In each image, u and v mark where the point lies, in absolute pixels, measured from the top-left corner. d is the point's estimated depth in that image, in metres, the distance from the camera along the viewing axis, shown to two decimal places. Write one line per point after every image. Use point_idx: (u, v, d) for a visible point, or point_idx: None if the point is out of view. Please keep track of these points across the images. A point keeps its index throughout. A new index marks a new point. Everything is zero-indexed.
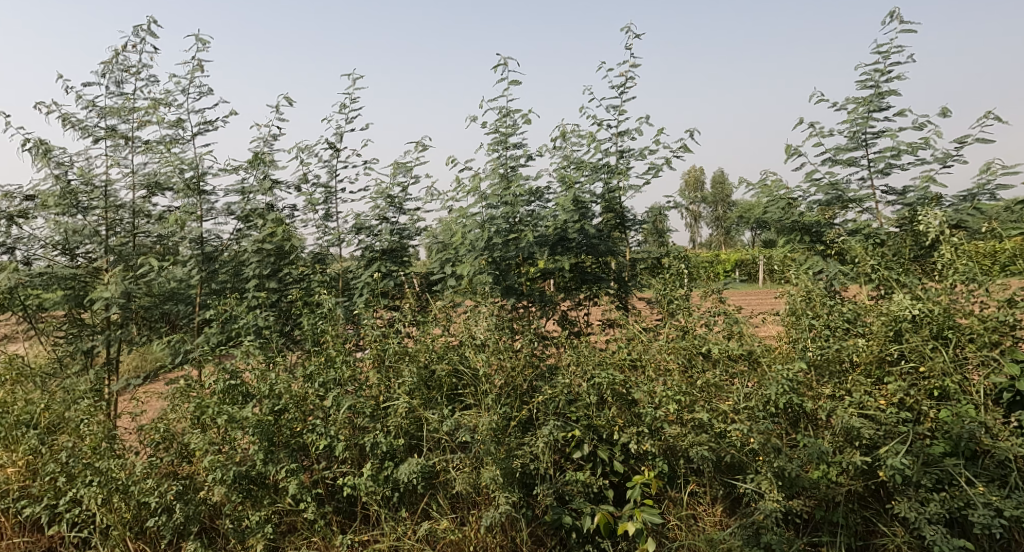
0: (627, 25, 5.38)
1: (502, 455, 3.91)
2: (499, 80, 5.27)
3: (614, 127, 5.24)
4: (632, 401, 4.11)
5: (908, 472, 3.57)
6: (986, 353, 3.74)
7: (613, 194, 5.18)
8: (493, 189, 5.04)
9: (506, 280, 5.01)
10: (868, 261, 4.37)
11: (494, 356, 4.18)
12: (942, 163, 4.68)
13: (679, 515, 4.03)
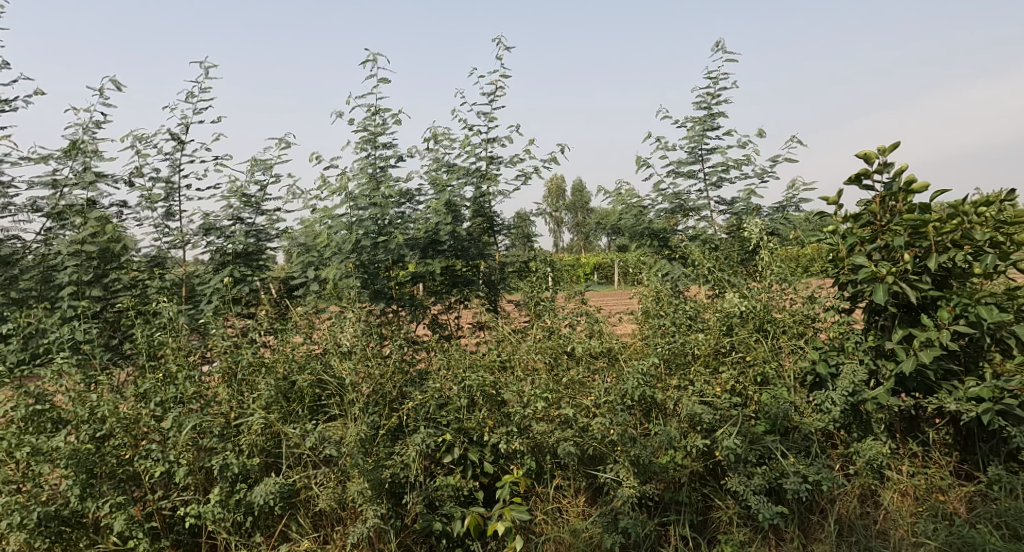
0: (497, 37, 5.60)
1: (370, 467, 3.97)
2: (368, 76, 5.16)
3: (485, 133, 5.43)
4: (502, 401, 4.35)
5: (739, 451, 4.02)
6: (794, 341, 4.39)
7: (484, 199, 5.41)
8: (361, 189, 5.10)
9: (375, 283, 5.06)
10: (704, 264, 4.90)
11: (362, 364, 4.27)
12: (761, 178, 5.32)
13: (545, 509, 4.30)
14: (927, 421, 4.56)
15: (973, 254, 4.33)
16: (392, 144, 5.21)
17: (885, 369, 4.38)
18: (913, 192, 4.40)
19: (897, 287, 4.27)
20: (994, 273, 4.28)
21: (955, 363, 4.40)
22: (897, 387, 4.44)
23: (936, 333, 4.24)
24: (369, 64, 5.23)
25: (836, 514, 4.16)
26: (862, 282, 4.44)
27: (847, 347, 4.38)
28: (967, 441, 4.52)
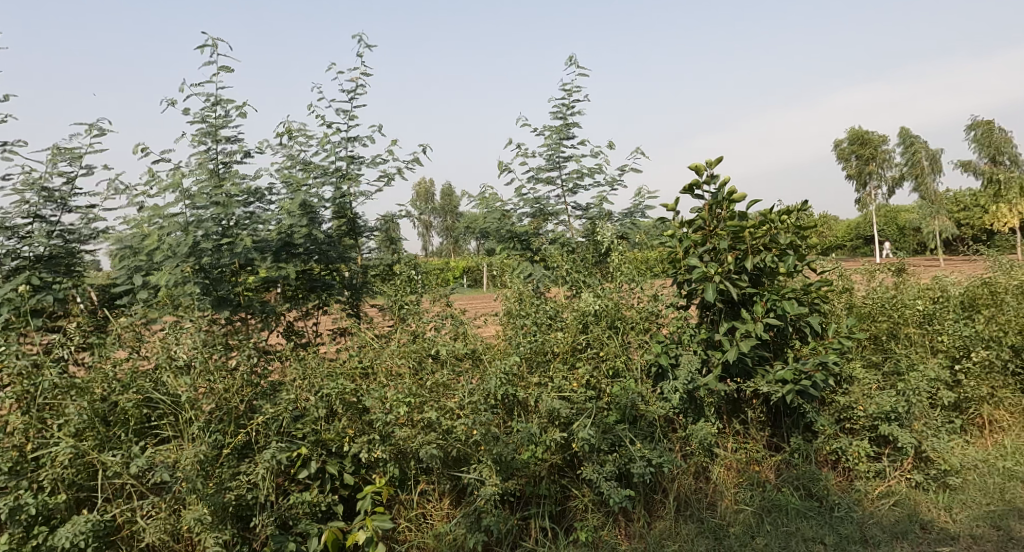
0: (359, 33, 5.44)
1: (211, 490, 3.81)
2: (206, 62, 4.92)
3: (346, 131, 5.34)
4: (363, 409, 4.34)
5: (593, 441, 4.26)
6: (641, 335, 4.79)
7: (343, 199, 5.30)
8: (200, 186, 4.90)
9: (218, 290, 4.88)
10: (563, 265, 5.20)
11: (201, 379, 4.08)
12: (611, 187, 5.69)
13: (409, 517, 4.38)
14: (746, 401, 5.32)
15: (778, 255, 5.03)
16: (235, 139, 5.03)
17: (714, 357, 4.97)
18: (734, 201, 5.06)
19: (722, 285, 4.83)
20: (795, 272, 5.06)
21: (766, 351, 5.18)
22: (722, 373, 5.04)
23: (753, 326, 4.86)
24: (208, 49, 4.90)
25: (675, 493, 4.64)
26: (694, 281, 4.99)
27: (684, 340, 4.85)
28: (776, 418, 5.35)
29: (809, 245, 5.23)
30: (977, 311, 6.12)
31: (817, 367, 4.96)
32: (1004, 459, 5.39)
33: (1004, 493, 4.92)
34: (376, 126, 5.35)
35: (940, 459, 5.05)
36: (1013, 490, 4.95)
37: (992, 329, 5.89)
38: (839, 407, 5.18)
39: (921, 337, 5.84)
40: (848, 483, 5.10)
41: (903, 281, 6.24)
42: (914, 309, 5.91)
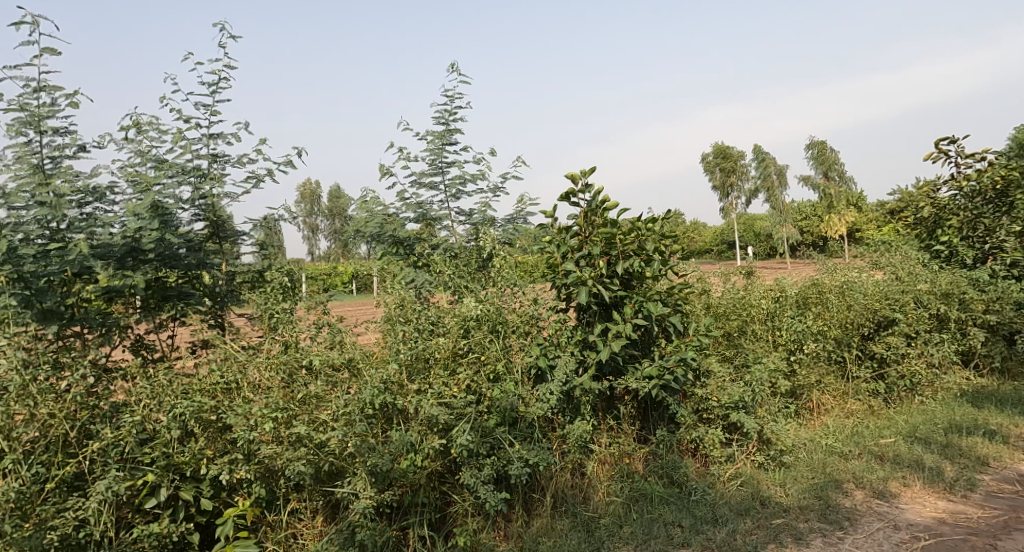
0: (220, 23, 5.16)
1: (30, 532, 3.65)
2: (24, 42, 4.36)
3: (207, 127, 4.99)
4: (224, 427, 4.22)
5: (472, 446, 4.37)
6: (521, 339, 5.10)
7: (202, 199, 4.86)
8: (19, 184, 4.29)
9: (44, 303, 4.26)
10: (445, 271, 5.34)
11: (19, 404, 3.84)
12: (494, 194, 5.85)
13: (277, 538, 4.32)
14: (620, 398, 5.76)
15: (646, 260, 5.44)
16: (64, 131, 4.56)
17: (589, 358, 5.29)
18: (607, 210, 5.42)
19: (594, 288, 5.20)
20: (660, 275, 5.44)
21: (636, 350, 5.60)
22: (597, 372, 5.40)
23: (623, 325, 5.23)
24: (30, 28, 4.39)
25: (552, 490, 4.91)
26: (570, 285, 5.35)
27: (562, 341, 5.19)
28: (645, 412, 5.84)
29: (672, 251, 5.66)
30: (809, 309, 7.11)
31: (678, 362, 5.42)
32: (827, 438, 6.14)
33: (825, 467, 5.60)
34: (241, 123, 5.04)
35: (778, 440, 5.68)
36: (834, 464, 5.64)
37: (820, 324, 6.93)
38: (698, 399, 5.77)
39: (766, 332, 6.61)
40: (704, 468, 5.61)
41: (752, 282, 7.08)
42: (760, 307, 6.69)
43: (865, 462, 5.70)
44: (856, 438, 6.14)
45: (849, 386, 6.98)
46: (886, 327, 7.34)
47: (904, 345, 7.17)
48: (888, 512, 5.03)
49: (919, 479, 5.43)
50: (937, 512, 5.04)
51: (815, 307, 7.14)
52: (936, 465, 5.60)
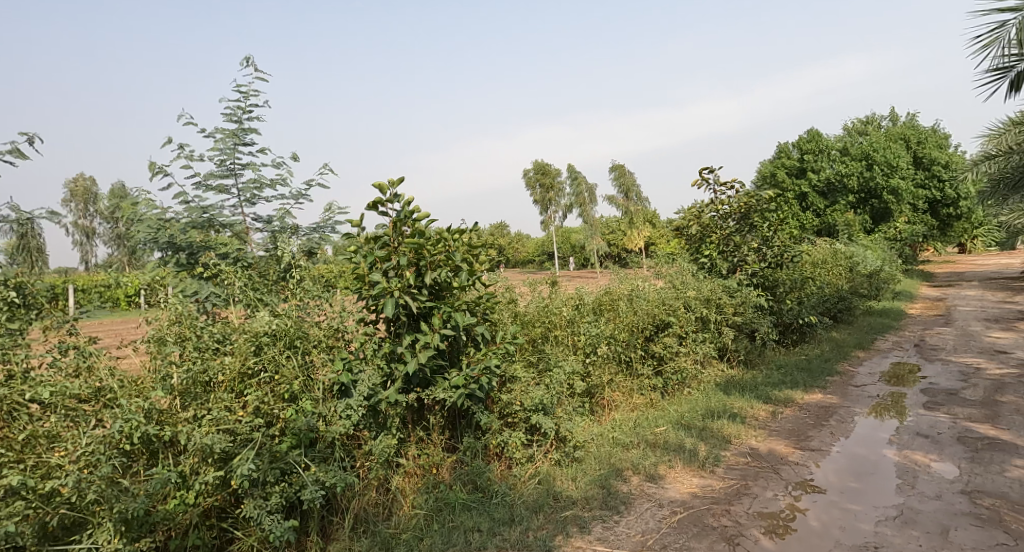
0: None
1: None
2: None
3: None
4: None
5: (256, 474, 4.16)
6: (325, 354, 4.93)
7: None
8: None
9: None
10: (236, 282, 4.89)
11: None
12: (296, 201, 5.60)
13: None
14: (428, 408, 5.74)
15: (453, 270, 5.53)
16: None
17: (397, 371, 5.22)
18: (417, 220, 5.37)
19: (402, 299, 5.14)
20: (466, 286, 5.55)
21: (443, 360, 5.60)
22: (403, 384, 5.36)
23: (432, 336, 5.24)
24: None
25: (352, 512, 4.83)
26: (377, 296, 5.22)
27: (368, 355, 5.14)
28: (453, 421, 5.88)
29: (479, 260, 5.75)
30: (602, 314, 7.70)
31: (482, 371, 5.53)
32: (613, 431, 6.70)
33: (610, 457, 6.15)
34: None
35: (571, 437, 6.08)
36: (617, 454, 6.20)
37: (611, 328, 7.51)
38: (502, 403, 5.94)
39: (566, 337, 7.01)
40: (507, 470, 5.78)
41: (556, 292, 7.41)
42: (560, 314, 7.11)
43: (642, 449, 6.35)
44: (636, 429, 6.80)
45: (635, 383, 7.63)
46: (662, 329, 8.17)
47: (676, 344, 8.04)
48: (655, 492, 5.70)
49: (680, 460, 6.22)
50: (692, 487, 5.81)
51: (608, 312, 7.75)
52: (693, 446, 6.45)
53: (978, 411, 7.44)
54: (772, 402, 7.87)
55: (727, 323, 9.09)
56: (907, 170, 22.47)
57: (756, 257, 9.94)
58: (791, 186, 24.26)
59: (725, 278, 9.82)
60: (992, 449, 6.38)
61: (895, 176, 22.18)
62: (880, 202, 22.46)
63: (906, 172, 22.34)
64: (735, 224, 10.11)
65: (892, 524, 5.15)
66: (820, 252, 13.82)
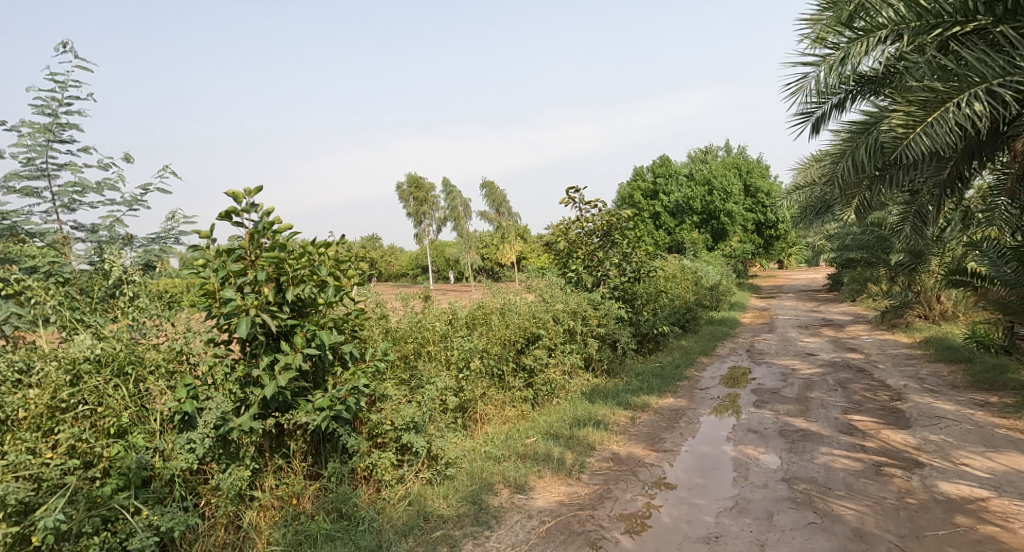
0: None
1: None
2: None
3: None
4: None
5: (66, 526, 3.78)
6: (163, 382, 4.44)
7: None
8: None
9: None
10: (47, 302, 4.27)
11: None
12: (129, 207, 5.00)
13: None
14: (289, 434, 5.29)
15: (318, 285, 5.15)
16: None
17: (252, 396, 4.82)
18: (277, 232, 4.96)
19: (259, 318, 4.76)
20: (333, 303, 5.17)
21: (306, 381, 5.21)
22: (260, 409, 4.94)
23: (293, 357, 4.87)
24: None
25: None
26: (230, 314, 4.77)
27: (218, 380, 4.73)
28: (317, 445, 5.43)
29: (347, 276, 5.41)
30: (475, 328, 7.51)
31: (350, 392, 5.21)
32: (485, 445, 6.56)
33: (482, 472, 5.98)
34: None
35: (443, 455, 5.87)
36: (489, 468, 6.05)
37: (483, 341, 7.36)
38: (372, 424, 5.63)
39: (438, 352, 6.75)
40: (375, 494, 5.49)
41: (428, 307, 7.09)
42: (434, 330, 6.81)
43: (513, 461, 6.24)
44: (507, 441, 6.69)
45: (507, 396, 7.58)
46: (533, 341, 8.16)
47: (546, 356, 8.06)
48: (524, 503, 5.62)
49: (549, 470, 6.18)
50: (559, 496, 5.78)
51: (481, 326, 7.58)
52: (561, 455, 6.43)
53: (793, 406, 8.05)
54: (631, 408, 8.07)
55: (592, 334, 9.26)
56: (739, 195, 24.32)
57: (617, 272, 10.28)
58: (645, 206, 25.48)
59: (590, 291, 10.01)
60: (807, 439, 6.88)
61: (729, 201, 24.03)
62: (718, 223, 24.30)
63: (738, 198, 24.33)
64: (599, 240, 10.42)
65: (730, 514, 5.40)
66: (671, 267, 14.53)
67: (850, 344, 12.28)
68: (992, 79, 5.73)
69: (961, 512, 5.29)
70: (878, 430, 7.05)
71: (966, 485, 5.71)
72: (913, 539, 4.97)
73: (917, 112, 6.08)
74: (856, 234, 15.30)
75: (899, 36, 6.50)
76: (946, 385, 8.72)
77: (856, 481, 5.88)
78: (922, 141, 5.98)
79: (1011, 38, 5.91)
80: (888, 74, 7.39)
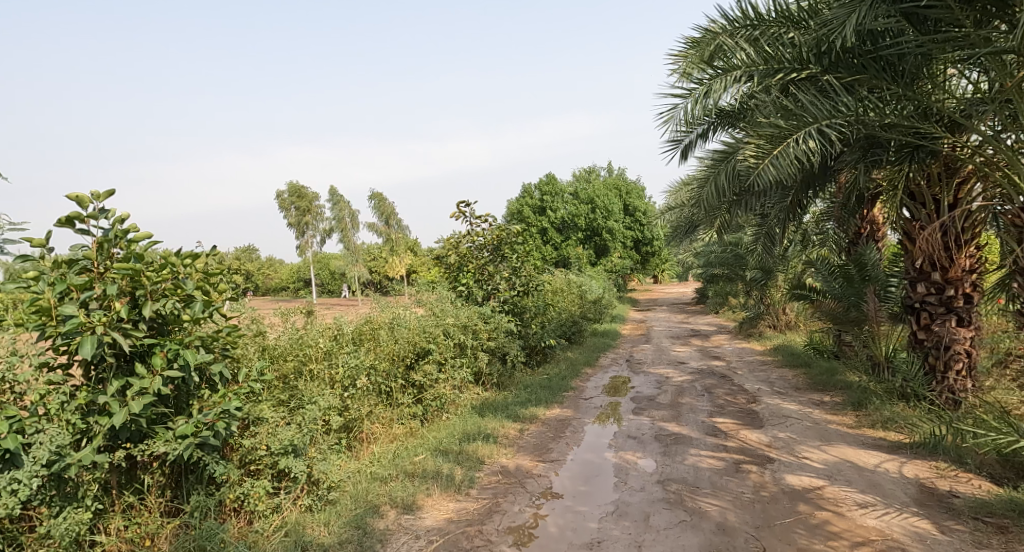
0: None
1: None
2: None
3: None
4: None
5: None
6: None
7: None
8: None
9: None
10: None
11: None
12: None
13: None
14: (144, 466, 4.71)
15: (182, 300, 4.61)
16: None
17: (97, 425, 4.24)
18: (133, 241, 4.43)
19: (107, 337, 4.18)
20: (201, 319, 4.64)
21: (165, 406, 4.63)
22: (107, 441, 4.39)
23: (150, 381, 4.33)
24: None
25: None
26: (71, 333, 4.19)
27: (54, 410, 4.17)
28: (178, 477, 4.87)
29: (218, 291, 4.87)
30: (362, 344, 7.12)
31: (218, 416, 4.68)
32: (371, 466, 6.17)
33: (367, 494, 5.58)
34: None
35: (325, 479, 5.46)
36: (375, 489, 5.67)
37: (370, 358, 6.98)
38: (244, 449, 5.12)
39: (321, 371, 6.28)
40: (246, 527, 5.01)
41: (311, 324, 6.61)
42: (317, 346, 6.36)
43: (400, 481, 5.89)
44: (396, 460, 6.34)
45: (394, 413, 7.24)
46: (422, 356, 7.84)
47: (436, 372, 7.77)
48: (412, 524, 5.31)
49: (438, 487, 5.88)
50: (448, 513, 5.50)
51: (368, 341, 7.22)
52: (450, 471, 6.14)
53: (666, 412, 8.22)
54: (519, 420, 7.92)
55: (482, 348, 9.07)
56: (619, 214, 25.17)
57: (507, 286, 10.18)
58: (534, 222, 25.70)
59: (480, 305, 9.81)
60: (678, 442, 7.01)
61: (611, 219, 24.78)
62: (601, 239, 24.87)
63: (618, 217, 25.13)
64: (489, 254, 10.27)
65: (611, 519, 5.34)
66: (557, 281, 14.63)
67: (714, 352, 12.83)
68: (823, 121, 6.16)
69: (803, 501, 5.51)
70: (737, 431, 7.30)
71: (807, 476, 5.98)
72: (766, 528, 5.11)
73: (765, 145, 6.35)
74: (718, 253, 16.22)
75: (751, 77, 6.78)
76: (791, 386, 9.24)
77: (719, 479, 6.01)
78: (770, 170, 6.17)
79: (835, 87, 6.44)
80: (742, 109, 7.84)
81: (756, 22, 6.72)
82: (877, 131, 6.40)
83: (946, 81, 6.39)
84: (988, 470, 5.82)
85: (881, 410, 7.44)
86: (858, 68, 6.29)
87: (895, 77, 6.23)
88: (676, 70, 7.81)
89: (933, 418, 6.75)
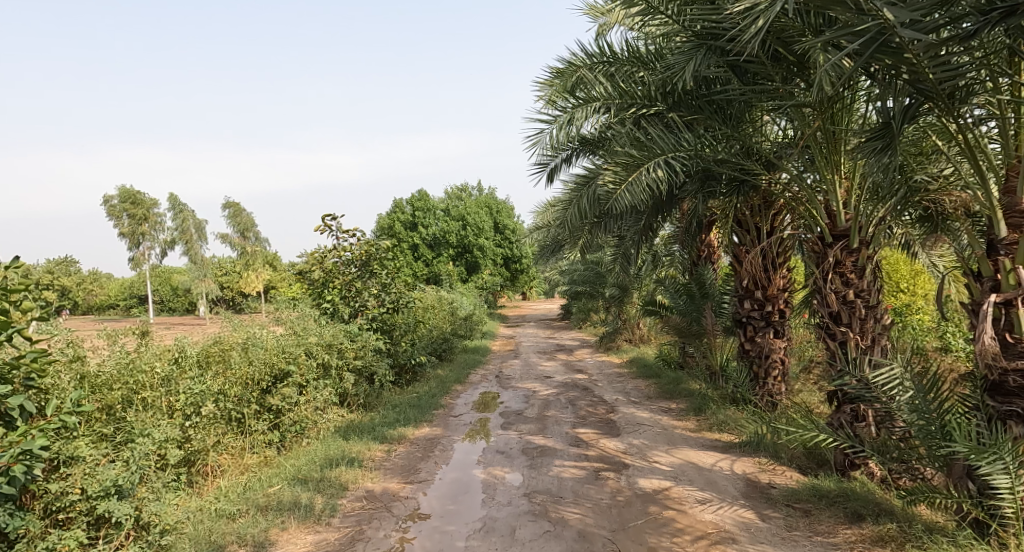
0: None
1: None
2: None
3: None
4: None
5: None
6: None
7: None
8: None
9: None
10: None
11: None
12: None
13: None
14: None
15: None
16: None
17: None
18: None
19: None
20: None
21: None
22: None
23: None
24: None
25: None
26: None
27: None
28: None
29: (20, 308, 4.59)
30: (209, 367, 6.84)
31: (16, 457, 4.41)
32: (214, 503, 5.96)
33: (210, 535, 5.41)
34: None
35: (156, 522, 5.21)
36: (218, 528, 5.50)
37: (219, 383, 6.75)
38: (50, 496, 4.81)
39: (156, 398, 6.00)
40: None
41: (145, 345, 6.23)
42: (153, 373, 6.05)
43: (249, 517, 5.75)
44: (246, 494, 6.17)
45: (247, 441, 7.03)
46: (281, 379, 7.65)
47: (296, 394, 7.65)
48: None
49: (294, 519, 5.80)
50: (305, 546, 5.46)
51: (216, 364, 6.93)
52: (309, 501, 6.06)
53: (533, 425, 8.56)
54: (386, 441, 7.93)
55: (348, 367, 9.00)
56: (489, 232, 25.75)
57: (376, 303, 10.18)
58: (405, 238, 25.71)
59: (347, 323, 9.72)
60: (543, 454, 7.33)
61: (482, 236, 25.31)
62: (473, 256, 25.28)
63: (489, 234, 25.71)
64: (357, 270, 10.21)
65: (478, 536, 5.52)
66: (429, 298, 14.73)
67: (577, 365, 13.45)
68: (669, 152, 6.79)
69: (653, 502, 5.97)
70: (597, 440, 7.75)
71: (657, 479, 6.49)
72: (621, 531, 5.50)
73: (621, 172, 6.84)
74: (583, 271, 17.06)
75: (608, 108, 7.33)
76: (643, 396, 9.90)
77: (581, 487, 6.37)
78: (626, 196, 6.63)
79: (677, 123, 7.13)
80: (602, 139, 8.44)
81: (611, 59, 7.27)
82: (711, 165, 7.08)
83: (763, 127, 7.19)
84: (797, 462, 6.63)
85: (718, 413, 8.19)
86: (696, 108, 7.01)
87: (724, 119, 6.96)
88: (541, 97, 8.22)
89: (759, 420, 7.56)
